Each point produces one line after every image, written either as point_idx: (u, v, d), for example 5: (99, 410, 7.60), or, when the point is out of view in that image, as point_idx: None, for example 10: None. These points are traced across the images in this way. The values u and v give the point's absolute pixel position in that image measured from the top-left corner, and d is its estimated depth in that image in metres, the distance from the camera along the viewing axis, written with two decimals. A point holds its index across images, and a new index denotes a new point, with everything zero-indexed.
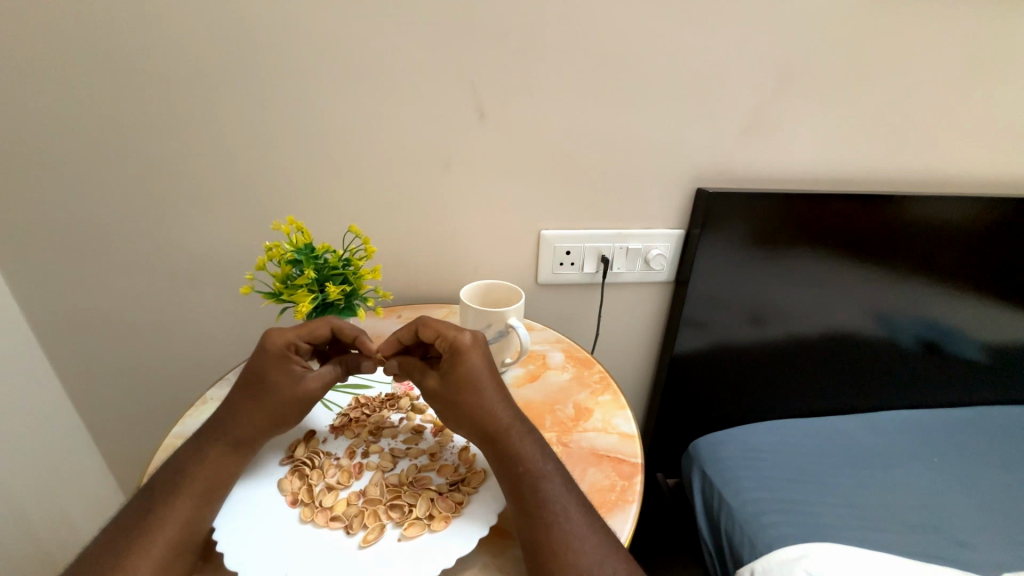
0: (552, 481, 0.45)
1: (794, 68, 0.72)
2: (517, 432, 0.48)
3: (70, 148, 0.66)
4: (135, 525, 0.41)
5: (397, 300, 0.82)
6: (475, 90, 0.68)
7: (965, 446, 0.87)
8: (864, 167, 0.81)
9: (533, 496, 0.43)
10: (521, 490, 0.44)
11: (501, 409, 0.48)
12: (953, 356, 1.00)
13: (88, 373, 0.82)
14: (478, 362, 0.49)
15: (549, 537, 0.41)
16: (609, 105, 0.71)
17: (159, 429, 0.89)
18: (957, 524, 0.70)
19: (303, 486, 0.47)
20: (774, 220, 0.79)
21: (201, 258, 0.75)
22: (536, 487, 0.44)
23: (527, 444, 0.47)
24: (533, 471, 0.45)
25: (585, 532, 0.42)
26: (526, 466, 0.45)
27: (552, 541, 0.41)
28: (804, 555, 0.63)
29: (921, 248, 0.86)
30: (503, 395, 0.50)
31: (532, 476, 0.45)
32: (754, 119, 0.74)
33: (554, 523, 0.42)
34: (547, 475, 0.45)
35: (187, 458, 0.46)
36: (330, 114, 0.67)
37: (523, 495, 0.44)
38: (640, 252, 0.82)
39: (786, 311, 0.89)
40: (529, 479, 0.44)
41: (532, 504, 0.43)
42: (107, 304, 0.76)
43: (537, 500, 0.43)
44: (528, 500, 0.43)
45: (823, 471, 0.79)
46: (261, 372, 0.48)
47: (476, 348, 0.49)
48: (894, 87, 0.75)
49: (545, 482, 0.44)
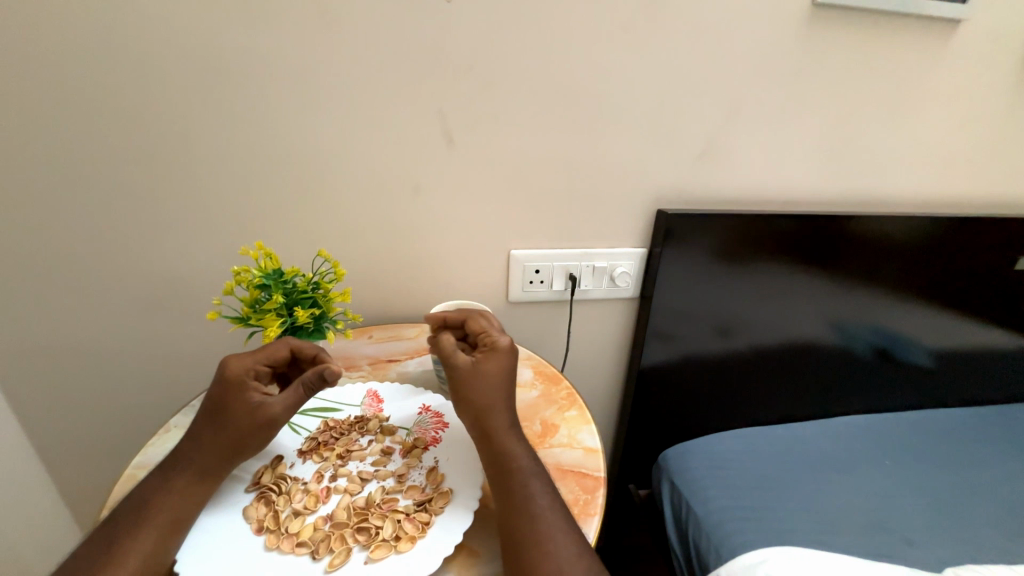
0: (539, 480, 0.48)
1: (742, 99, 0.77)
2: (517, 429, 0.51)
3: (28, 174, 0.65)
4: (92, 561, 0.41)
5: (368, 320, 0.82)
6: (443, 116, 0.70)
7: (913, 447, 0.93)
8: (809, 189, 0.87)
9: (521, 490, 0.46)
10: (510, 483, 0.47)
11: (508, 405, 0.52)
12: (901, 362, 1.07)
13: (42, 402, 0.79)
14: (507, 361, 0.53)
15: (532, 529, 0.44)
16: (572, 132, 0.74)
17: (121, 460, 0.86)
18: (905, 524, 0.75)
19: (269, 513, 0.47)
20: (729, 238, 0.84)
21: (166, 282, 0.74)
22: (524, 482, 0.47)
23: (522, 442, 0.50)
24: (523, 469, 0.48)
25: (563, 529, 0.44)
26: (518, 463, 0.48)
27: (534, 533, 0.44)
28: (763, 560, 0.66)
29: (866, 262, 0.93)
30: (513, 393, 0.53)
31: (523, 472, 0.48)
32: (708, 144, 0.79)
33: (537, 516, 0.45)
34: (535, 473, 0.48)
35: (149, 490, 0.45)
36: (300, 139, 0.68)
37: (512, 488, 0.47)
38: (607, 270, 0.85)
39: (745, 323, 0.94)
40: (519, 474, 0.48)
41: (519, 498, 0.46)
42: (65, 330, 0.74)
43: (525, 494, 0.46)
44: (516, 492, 0.46)
45: (783, 477, 0.82)
46: (220, 400, 0.48)
47: (511, 352, 0.53)
48: (833, 116, 0.81)
49: (532, 480, 0.47)
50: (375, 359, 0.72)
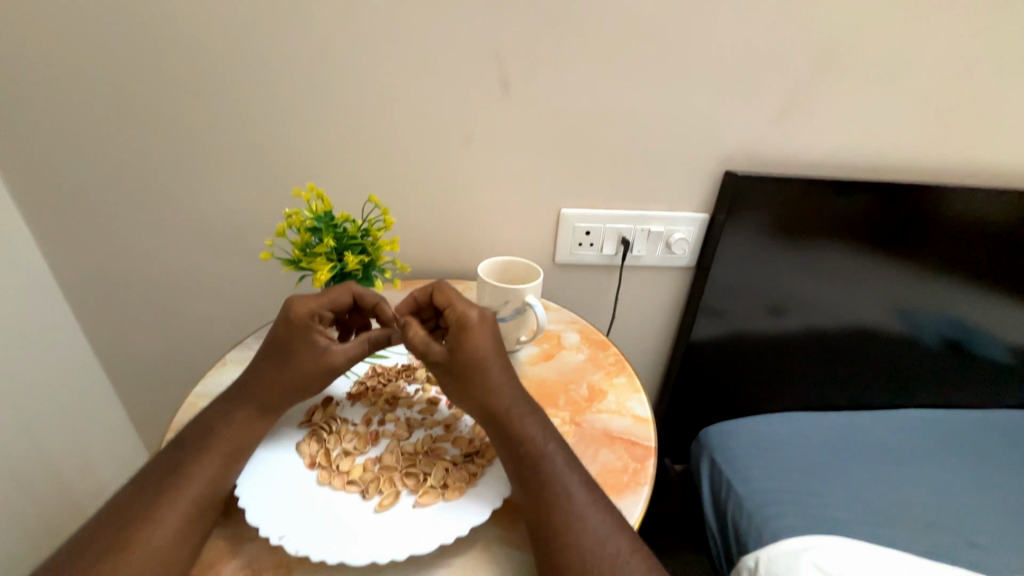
0: (554, 460, 0.44)
1: (837, 47, 0.68)
2: (523, 410, 0.47)
3: (93, 108, 0.66)
4: (160, 478, 0.42)
5: (413, 274, 0.81)
6: (500, 58, 0.65)
7: (987, 447, 0.85)
8: (903, 155, 0.77)
9: (534, 475, 0.43)
10: (521, 470, 0.44)
11: (503, 388, 0.48)
12: (980, 357, 0.97)
13: (112, 332, 0.84)
14: (485, 339, 0.49)
15: (549, 517, 0.41)
16: (638, 80, 0.68)
17: (182, 391, 0.91)
18: (971, 526, 0.69)
19: (320, 450, 0.48)
20: (802, 208, 0.76)
21: (222, 224, 0.75)
22: (536, 467, 0.44)
23: (528, 424, 0.46)
24: (537, 452, 0.45)
25: (589, 510, 0.42)
26: (526, 446, 0.45)
27: (553, 520, 0.41)
28: (808, 547, 0.63)
29: (958, 243, 0.82)
30: (506, 373, 0.49)
31: (533, 456, 0.44)
32: (791, 99, 0.71)
33: (555, 501, 0.42)
34: (549, 454, 0.45)
35: (211, 418, 0.47)
36: (351, 80, 0.66)
37: (524, 475, 0.44)
38: (663, 236, 0.80)
39: (807, 303, 0.87)
40: (530, 459, 0.44)
41: (532, 483, 0.43)
42: (131, 266, 0.78)
43: (538, 480, 0.43)
44: (529, 480, 0.43)
45: (836, 465, 0.78)
46: (287, 340, 0.49)
47: (484, 326, 0.49)
48: (945, 70, 0.70)
49: (547, 461, 0.44)
50: None
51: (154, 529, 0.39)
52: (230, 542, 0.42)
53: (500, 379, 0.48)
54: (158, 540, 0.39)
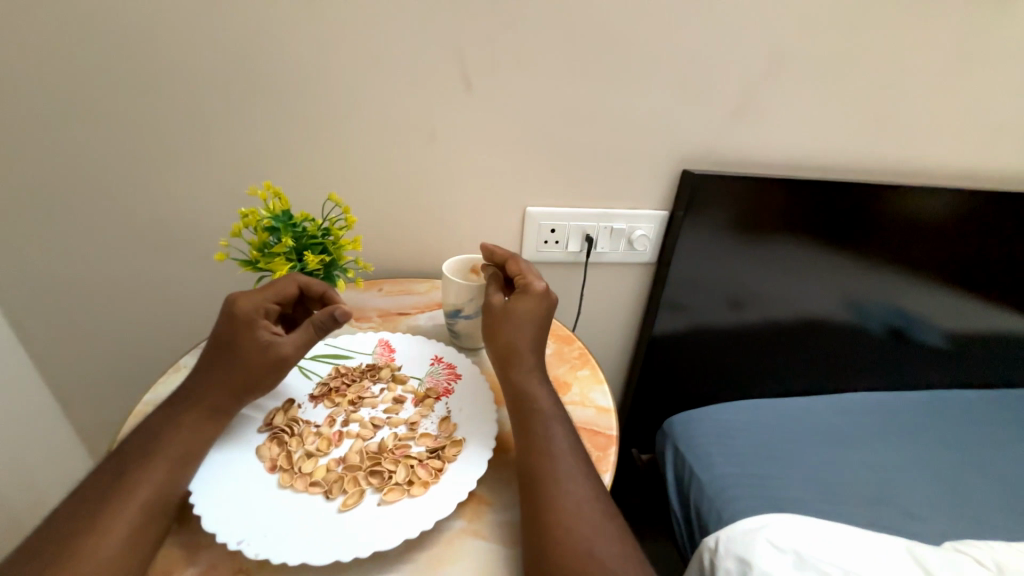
0: (558, 423, 0.48)
1: (783, 54, 0.72)
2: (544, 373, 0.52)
3: (23, 100, 0.61)
4: (105, 488, 0.41)
5: (379, 272, 0.81)
6: (462, 58, 0.66)
7: (921, 424, 0.92)
8: (844, 156, 0.82)
9: (540, 430, 0.47)
10: (530, 423, 0.48)
11: (532, 350, 0.52)
12: (915, 343, 1.05)
13: (53, 340, 0.79)
14: (536, 305, 0.53)
15: (548, 468, 0.44)
16: (598, 81, 0.70)
17: (133, 398, 0.87)
18: (907, 498, 0.75)
19: (281, 453, 0.47)
20: (754, 206, 0.81)
21: (174, 224, 0.72)
22: (544, 423, 0.47)
23: (543, 386, 0.51)
24: (544, 411, 0.49)
25: (578, 474, 0.44)
26: (538, 405, 0.49)
27: (551, 470, 0.44)
28: (764, 525, 0.66)
29: (894, 238, 0.89)
30: (540, 337, 0.53)
31: (544, 414, 0.48)
32: (742, 102, 0.75)
33: (555, 456, 0.45)
34: (556, 417, 0.49)
35: (158, 425, 0.45)
36: (310, 76, 0.64)
37: (532, 430, 0.47)
38: (625, 233, 0.82)
39: (761, 296, 0.92)
40: (540, 416, 0.48)
41: (538, 437, 0.46)
42: (73, 269, 0.73)
43: (544, 434, 0.47)
44: (536, 433, 0.47)
45: (789, 448, 0.82)
46: (230, 338, 0.47)
47: (543, 298, 0.53)
48: (878, 77, 0.76)
49: (550, 422, 0.48)
50: (385, 311, 0.72)
51: (98, 541, 0.37)
52: (185, 551, 0.41)
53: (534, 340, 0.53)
54: (103, 552, 0.37)
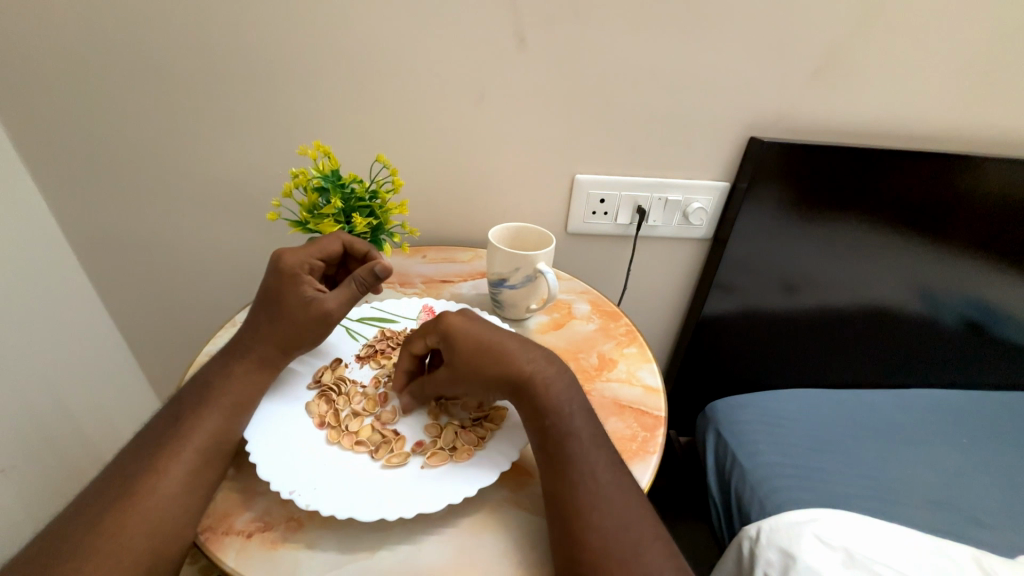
0: (579, 438, 0.44)
1: (880, 2, 0.63)
2: (558, 384, 0.46)
3: (90, 59, 0.63)
4: (167, 432, 0.43)
5: (423, 239, 0.80)
6: (516, 11, 0.61)
7: (1000, 427, 0.84)
8: (944, 122, 0.72)
9: (559, 451, 0.43)
10: (548, 445, 0.43)
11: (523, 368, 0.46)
12: (1001, 340, 0.94)
13: (124, 291, 0.84)
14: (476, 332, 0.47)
15: (571, 496, 0.40)
16: (662, 35, 0.64)
17: (194, 349, 0.93)
18: (979, 506, 0.69)
19: (329, 410, 0.48)
20: (829, 179, 0.73)
21: (229, 183, 0.74)
22: (562, 444, 0.43)
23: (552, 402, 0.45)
24: (564, 427, 0.44)
25: (610, 491, 0.41)
26: (553, 422, 0.44)
27: (574, 499, 0.40)
28: (813, 518, 0.62)
29: (991, 221, 0.79)
30: (522, 351, 0.47)
31: (561, 432, 0.44)
32: (826, 59, 0.66)
33: (579, 481, 0.41)
34: (576, 432, 0.44)
35: (214, 376, 0.47)
36: (358, 32, 0.62)
37: (550, 452, 0.43)
38: (680, 205, 0.77)
39: (826, 280, 0.84)
40: (556, 434, 0.44)
41: (558, 461, 0.42)
42: (140, 225, 0.77)
43: (563, 457, 0.42)
44: (555, 456, 0.43)
45: (846, 443, 0.77)
46: (278, 293, 0.49)
47: (463, 324, 0.47)
48: (998, 28, 0.65)
49: (573, 437, 0.44)
50: (429, 278, 0.71)
51: (160, 479, 0.40)
52: (241, 493, 0.43)
53: (516, 356, 0.47)
54: (166, 489, 0.40)
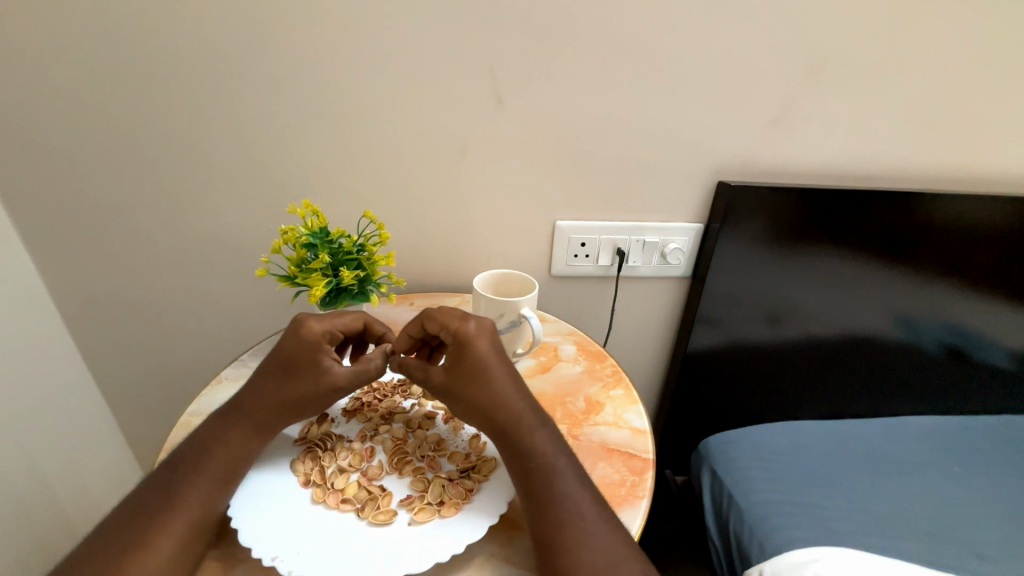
0: (565, 475, 0.44)
1: (822, 61, 0.69)
2: (541, 424, 0.47)
3: (89, 129, 0.66)
4: (151, 501, 0.42)
5: (410, 287, 0.82)
6: (493, 75, 0.67)
7: (988, 453, 0.84)
8: (895, 161, 0.78)
9: (547, 491, 0.43)
10: (533, 486, 0.43)
11: (512, 399, 0.48)
12: (980, 363, 0.97)
13: (108, 351, 0.84)
14: (490, 343, 0.49)
15: (561, 535, 0.40)
16: (628, 93, 0.69)
17: (178, 407, 0.91)
18: (977, 535, 0.68)
19: (315, 468, 0.47)
20: (796, 217, 0.77)
21: (219, 240, 0.75)
22: (549, 483, 0.43)
23: (537, 436, 0.46)
24: (548, 468, 0.44)
25: (598, 533, 0.41)
26: (538, 462, 0.45)
27: (565, 538, 0.40)
28: (814, 559, 0.62)
29: (952, 249, 0.83)
30: (513, 384, 0.49)
31: (546, 473, 0.44)
32: (780, 111, 0.72)
33: (566, 523, 0.41)
34: (560, 472, 0.44)
35: (203, 440, 0.46)
36: (346, 98, 0.67)
37: (536, 492, 0.43)
38: (658, 246, 0.80)
39: (805, 312, 0.87)
40: (543, 474, 0.44)
41: (543, 502, 0.42)
42: (129, 283, 0.78)
43: (551, 496, 0.43)
44: (542, 495, 0.43)
45: (839, 476, 0.77)
46: (294, 358, 0.49)
47: (482, 337, 0.49)
48: (928, 81, 0.72)
49: (557, 478, 0.44)
50: None
51: (144, 555, 0.38)
52: (222, 563, 0.42)
53: (506, 387, 0.48)
54: (149, 565, 0.38)
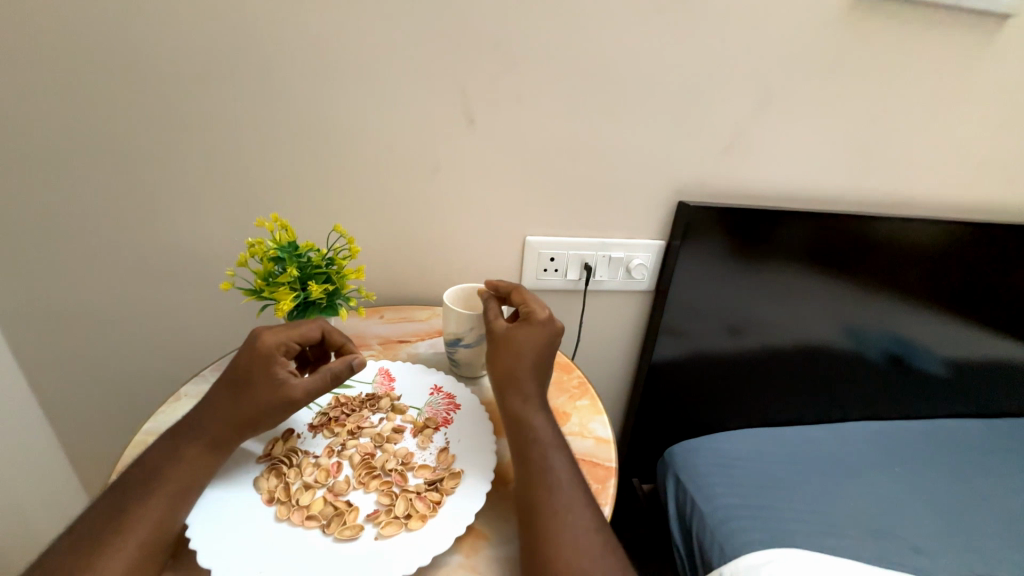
0: (559, 453, 0.48)
1: (770, 93, 0.75)
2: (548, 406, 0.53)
3: (44, 137, 0.64)
4: (100, 526, 0.40)
5: (380, 300, 0.82)
6: (464, 96, 0.69)
7: (926, 456, 0.91)
8: (836, 185, 0.84)
9: (541, 463, 0.47)
10: (528, 453, 0.48)
11: (529, 382, 0.53)
12: (917, 371, 1.05)
13: (55, 367, 0.79)
14: (540, 333, 0.55)
15: (548, 498, 0.44)
16: (594, 116, 0.73)
17: (131, 426, 0.86)
18: (916, 532, 0.73)
19: (279, 484, 0.47)
20: (750, 235, 0.82)
21: (181, 253, 0.73)
22: (543, 456, 0.48)
23: (542, 416, 0.51)
24: (545, 442, 0.49)
25: (580, 503, 0.45)
26: (537, 435, 0.49)
27: (550, 502, 0.44)
28: (769, 560, 0.64)
29: (889, 266, 0.90)
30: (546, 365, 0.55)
31: (541, 447, 0.48)
32: (733, 137, 0.77)
33: (554, 489, 0.45)
34: (554, 448, 0.49)
35: (163, 458, 0.45)
36: (317, 113, 0.67)
37: (530, 460, 0.47)
38: (623, 261, 0.84)
39: (760, 323, 0.92)
40: (539, 448, 0.48)
41: (536, 470, 0.46)
42: (81, 296, 0.74)
43: (543, 467, 0.47)
44: (535, 465, 0.47)
45: (793, 479, 0.81)
46: (247, 371, 0.48)
47: (547, 323, 0.55)
48: (863, 114, 0.79)
49: (551, 452, 0.48)
50: (386, 339, 0.72)
51: None
52: None
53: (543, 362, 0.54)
54: None
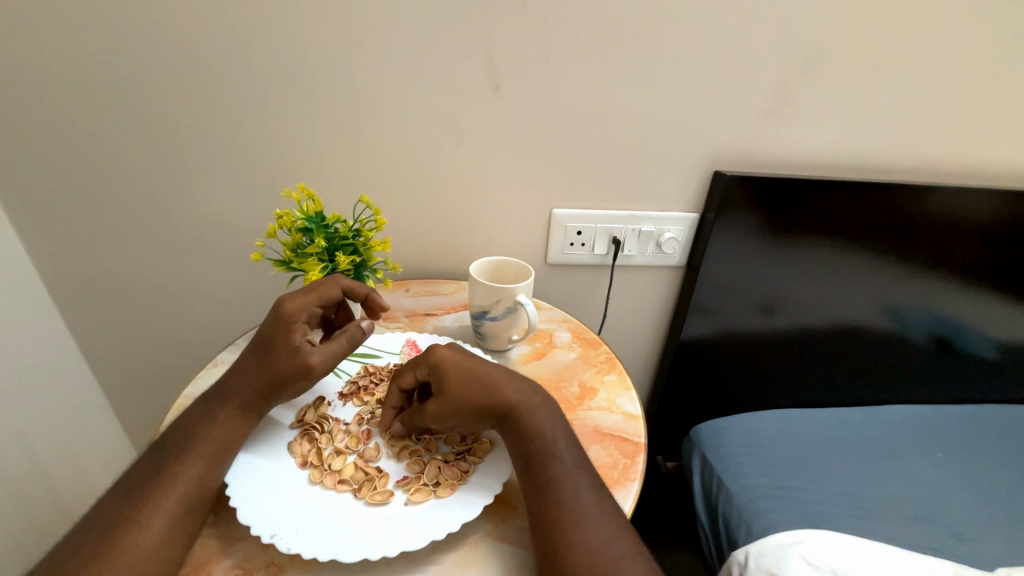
0: (562, 460, 0.45)
1: (819, 52, 0.69)
2: (543, 409, 0.48)
3: (79, 109, 0.65)
4: (144, 482, 0.42)
5: (406, 274, 0.82)
6: (490, 61, 0.66)
7: (972, 441, 0.86)
8: (888, 154, 0.78)
9: (544, 475, 0.44)
10: (532, 465, 0.45)
11: (507, 396, 0.47)
12: (965, 354, 0.99)
13: (102, 334, 0.83)
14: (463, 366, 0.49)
15: (557, 513, 0.41)
16: (626, 81, 0.69)
17: (173, 390, 0.91)
18: (958, 519, 0.70)
19: (312, 449, 0.48)
20: (791, 208, 0.78)
21: (213, 225, 0.75)
22: (546, 468, 0.44)
23: (535, 428, 0.46)
24: (547, 450, 0.45)
25: (594, 509, 0.42)
26: (537, 444, 0.45)
27: (561, 519, 0.41)
28: (798, 540, 0.63)
29: (942, 241, 0.84)
30: (510, 376, 0.49)
31: (544, 454, 0.45)
32: (776, 102, 0.72)
33: (563, 500, 0.42)
34: (558, 453, 0.45)
35: (199, 421, 0.47)
36: (341, 82, 0.66)
37: (534, 474, 0.44)
38: (653, 235, 0.81)
39: (797, 303, 0.88)
40: (540, 458, 0.45)
41: (542, 482, 0.43)
42: (121, 266, 0.77)
43: (548, 480, 0.43)
44: (540, 480, 0.44)
45: (826, 461, 0.79)
46: (270, 337, 0.49)
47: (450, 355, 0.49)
48: (924, 74, 0.72)
49: (555, 460, 0.45)
50: (412, 312, 0.73)
51: (140, 533, 0.39)
52: (220, 541, 0.43)
53: (504, 381, 0.48)
54: (144, 543, 0.39)
